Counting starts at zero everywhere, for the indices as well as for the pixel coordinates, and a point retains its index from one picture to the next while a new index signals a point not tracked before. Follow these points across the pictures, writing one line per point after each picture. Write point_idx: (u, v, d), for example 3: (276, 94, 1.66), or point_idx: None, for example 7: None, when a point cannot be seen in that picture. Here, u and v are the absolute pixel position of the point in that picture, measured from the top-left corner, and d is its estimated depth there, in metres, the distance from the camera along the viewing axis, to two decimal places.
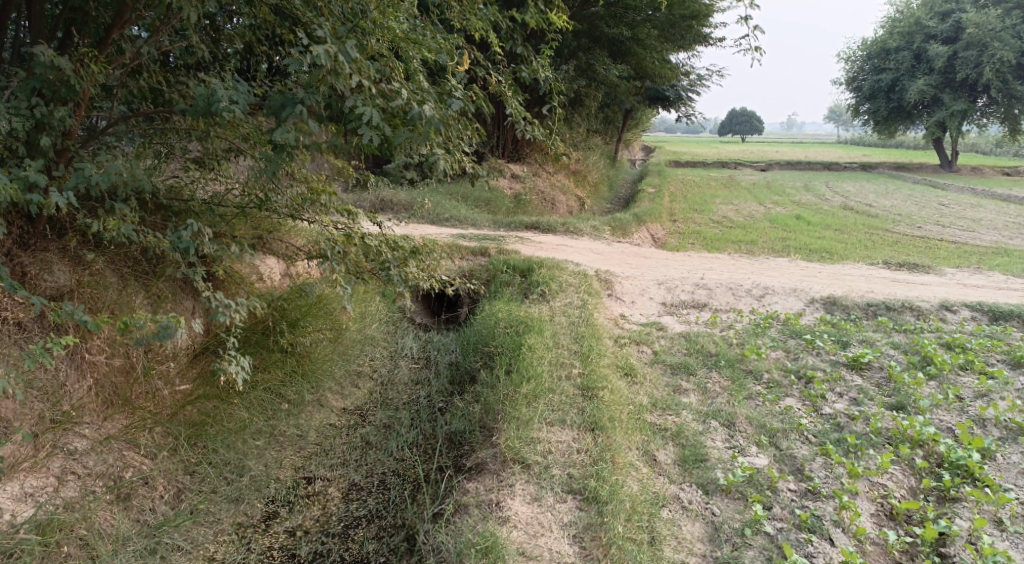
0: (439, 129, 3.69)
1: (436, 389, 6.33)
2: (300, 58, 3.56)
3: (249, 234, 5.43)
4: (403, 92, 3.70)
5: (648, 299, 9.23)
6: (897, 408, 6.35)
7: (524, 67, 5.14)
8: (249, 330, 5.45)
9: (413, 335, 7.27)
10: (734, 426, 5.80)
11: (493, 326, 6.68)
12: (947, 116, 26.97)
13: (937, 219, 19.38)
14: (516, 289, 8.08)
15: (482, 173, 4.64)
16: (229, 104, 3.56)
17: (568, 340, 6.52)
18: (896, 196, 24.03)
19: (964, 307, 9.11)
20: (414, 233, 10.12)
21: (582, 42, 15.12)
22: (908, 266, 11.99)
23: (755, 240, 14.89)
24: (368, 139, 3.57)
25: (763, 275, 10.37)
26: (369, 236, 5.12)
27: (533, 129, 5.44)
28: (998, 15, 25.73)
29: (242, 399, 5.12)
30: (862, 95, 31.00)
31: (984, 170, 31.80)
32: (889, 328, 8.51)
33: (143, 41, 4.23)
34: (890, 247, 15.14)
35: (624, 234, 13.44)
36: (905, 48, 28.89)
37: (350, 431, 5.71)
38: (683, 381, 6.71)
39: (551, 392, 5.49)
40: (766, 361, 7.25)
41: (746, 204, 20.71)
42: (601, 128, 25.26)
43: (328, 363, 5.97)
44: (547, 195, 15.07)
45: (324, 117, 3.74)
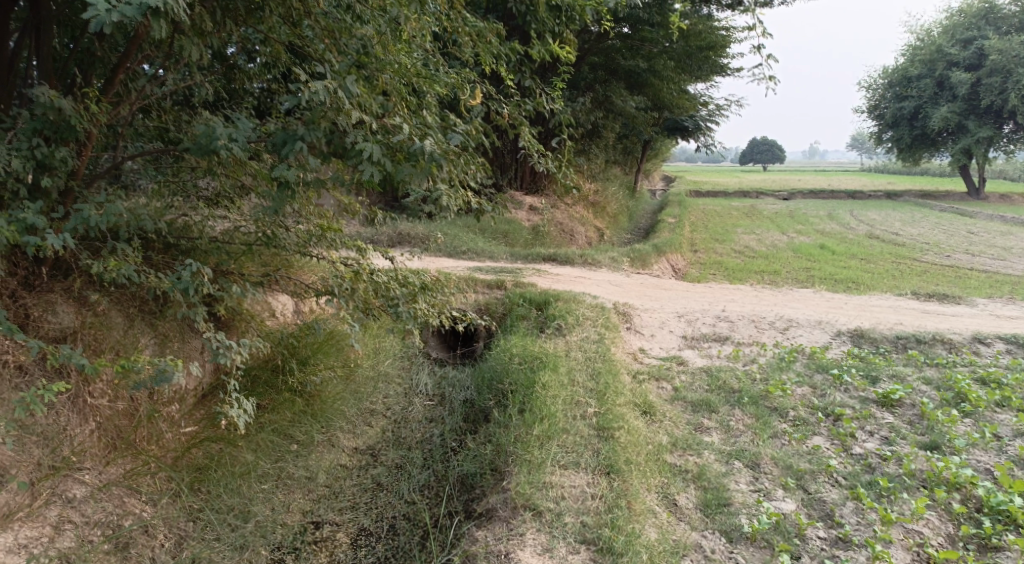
0: (443, 164, 3.60)
1: (450, 427, 6.15)
2: (299, 94, 3.52)
3: (258, 271, 5.41)
4: (405, 127, 3.63)
5: (668, 332, 9.02)
6: (931, 448, 6.06)
7: (533, 101, 5.07)
8: (258, 369, 5.47)
9: (428, 371, 7.11)
10: (758, 468, 5.56)
11: (507, 361, 6.53)
12: (972, 142, 26.60)
13: (966, 247, 18.96)
14: (532, 323, 7.92)
15: (490, 208, 4.55)
16: (228, 141, 3.51)
17: (584, 376, 6.33)
18: (923, 224, 23.59)
19: (997, 339, 8.78)
20: (429, 266, 10.04)
21: (599, 74, 15.16)
22: (938, 297, 11.65)
23: (778, 271, 14.61)
24: (370, 175, 3.49)
25: (787, 307, 10.11)
26: (378, 273, 5.03)
27: (545, 162, 5.34)
28: (1022, 41, 25.48)
29: (248, 441, 5.05)
30: (885, 123, 30.72)
31: (1013, 197, 31.20)
32: (920, 362, 8.20)
33: (149, 80, 4.23)
34: (918, 276, 14.78)
35: (643, 265, 13.27)
36: (927, 75, 28.65)
37: (361, 472, 5.56)
38: (705, 419, 6.47)
39: (565, 432, 5.31)
40: (792, 397, 6.99)
41: (769, 234, 20.44)
42: (620, 159, 25.22)
43: (339, 402, 5.87)
44: (565, 227, 14.97)
45: (326, 154, 3.65)
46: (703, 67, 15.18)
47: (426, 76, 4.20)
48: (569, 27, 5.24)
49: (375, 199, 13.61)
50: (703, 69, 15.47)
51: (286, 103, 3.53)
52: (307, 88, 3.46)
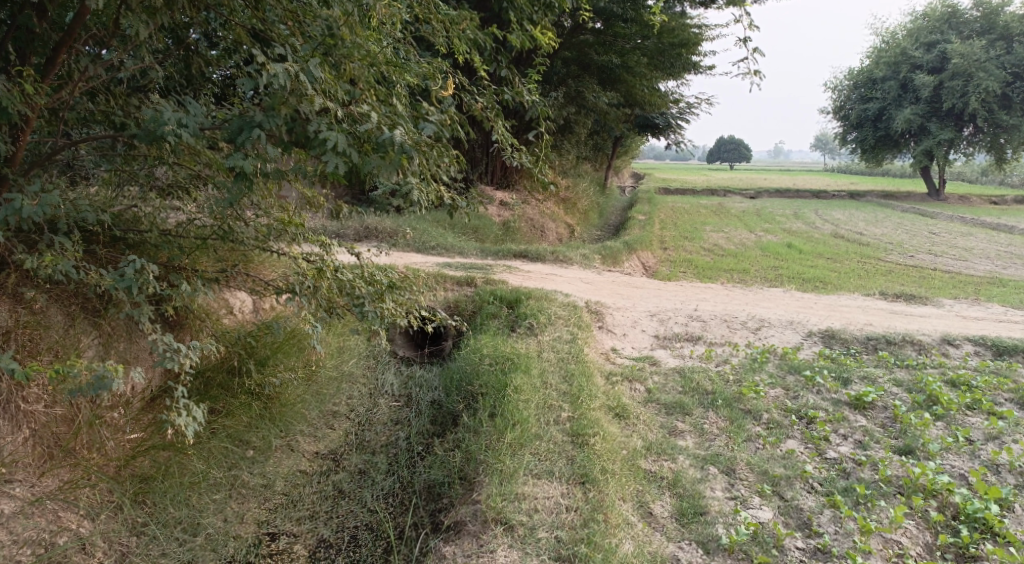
0: (413, 156, 3.36)
1: (417, 430, 5.94)
2: (256, 77, 3.22)
3: (214, 266, 5.09)
4: (372, 116, 3.37)
5: (640, 331, 8.88)
6: (905, 452, 5.99)
7: (509, 90, 4.83)
8: (212, 371, 5.15)
9: (394, 371, 6.87)
10: (734, 474, 5.43)
11: (477, 362, 6.30)
12: (934, 145, 27.05)
13: (928, 248, 19.23)
14: (502, 322, 7.70)
15: (463, 204, 4.31)
16: (177, 128, 3.21)
17: (557, 378, 6.13)
18: (886, 224, 23.95)
19: (966, 341, 8.80)
20: (397, 262, 9.77)
21: (571, 69, 14.98)
22: (906, 297, 11.71)
23: (747, 269, 14.61)
24: (334, 167, 3.24)
25: (759, 306, 10.04)
26: (342, 271, 4.78)
27: (518, 155, 5.11)
28: (982, 46, 25.92)
29: (200, 449, 4.77)
30: (849, 124, 31.12)
31: (972, 198, 31.86)
32: (890, 364, 8.17)
33: (94, 61, 3.89)
34: (884, 276, 14.91)
35: (615, 263, 13.14)
36: (891, 77, 29.06)
37: (322, 478, 5.33)
38: (679, 422, 6.34)
39: (538, 439, 5.11)
40: (765, 399, 6.88)
41: (736, 232, 20.53)
42: (590, 155, 25.16)
43: (299, 405, 5.62)
44: (536, 223, 14.78)
45: (286, 142, 3.36)
46: (674, 64, 15.10)
47: (396, 63, 3.94)
48: (545, 15, 5.02)
49: (342, 191, 13.26)
50: (675, 66, 15.38)
51: (242, 87, 3.24)
52: (266, 71, 3.17)
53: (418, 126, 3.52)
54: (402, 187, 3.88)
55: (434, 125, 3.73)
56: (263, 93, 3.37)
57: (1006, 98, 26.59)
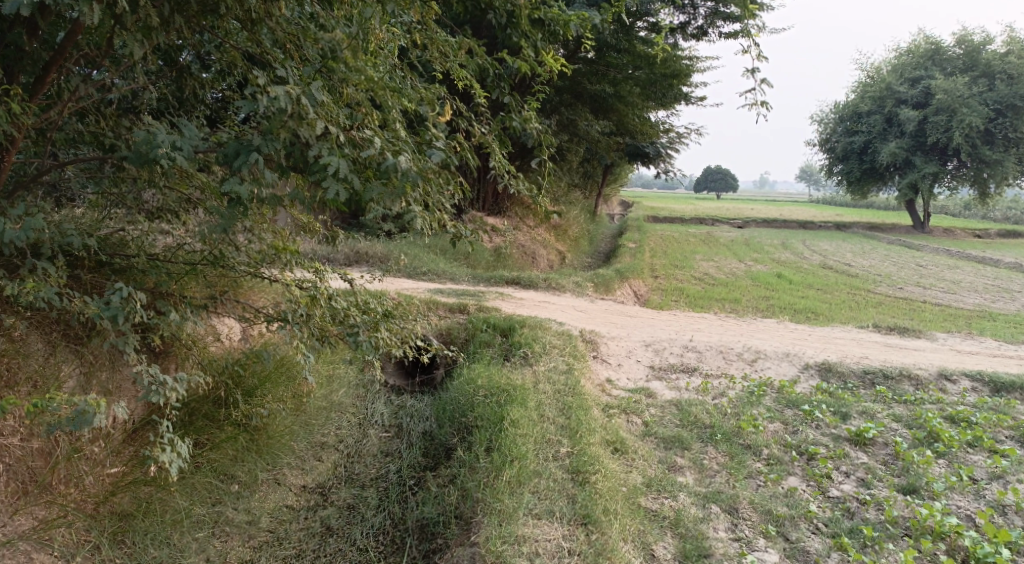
0: (418, 183, 3.23)
1: (408, 463, 5.77)
2: (254, 99, 3.08)
3: (202, 293, 4.92)
4: (375, 140, 3.24)
5: (635, 362, 8.74)
6: (909, 491, 5.87)
7: (512, 116, 4.73)
8: (199, 401, 4.92)
9: (384, 400, 6.68)
10: (737, 513, 5.27)
11: (472, 393, 6.13)
12: (919, 178, 27.35)
13: (916, 280, 19.30)
14: (496, 351, 7.54)
15: (466, 232, 4.18)
16: (170, 150, 3.06)
17: (554, 411, 5.97)
18: (874, 256, 24.09)
19: (963, 376, 8.73)
20: (388, 288, 9.62)
21: (564, 97, 15.01)
22: (899, 330, 11.67)
23: (738, 299, 14.56)
24: (334, 193, 3.09)
25: (753, 338, 9.94)
26: (336, 299, 4.63)
27: (518, 183, 5.00)
28: (966, 82, 26.34)
29: (182, 486, 4.57)
30: (836, 156, 31.45)
31: (956, 231, 32.19)
32: (888, 399, 8.07)
33: (84, 80, 3.75)
34: (874, 308, 14.90)
35: (607, 291, 13.04)
36: (876, 112, 29.45)
37: (309, 513, 5.17)
38: (677, 457, 6.18)
39: (537, 476, 4.94)
40: (764, 434, 6.73)
41: (726, 261, 20.55)
42: (580, 183, 25.21)
43: (287, 436, 5.45)
44: (527, 249, 14.68)
45: (284, 167, 3.21)
46: (666, 95, 15.16)
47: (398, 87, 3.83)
48: (548, 42, 4.95)
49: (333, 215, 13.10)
50: (666, 96, 15.44)
51: (240, 109, 3.10)
52: (266, 93, 3.03)
53: (423, 151, 3.39)
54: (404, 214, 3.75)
55: (439, 151, 3.60)
56: (261, 116, 3.23)
57: (990, 134, 26.97)
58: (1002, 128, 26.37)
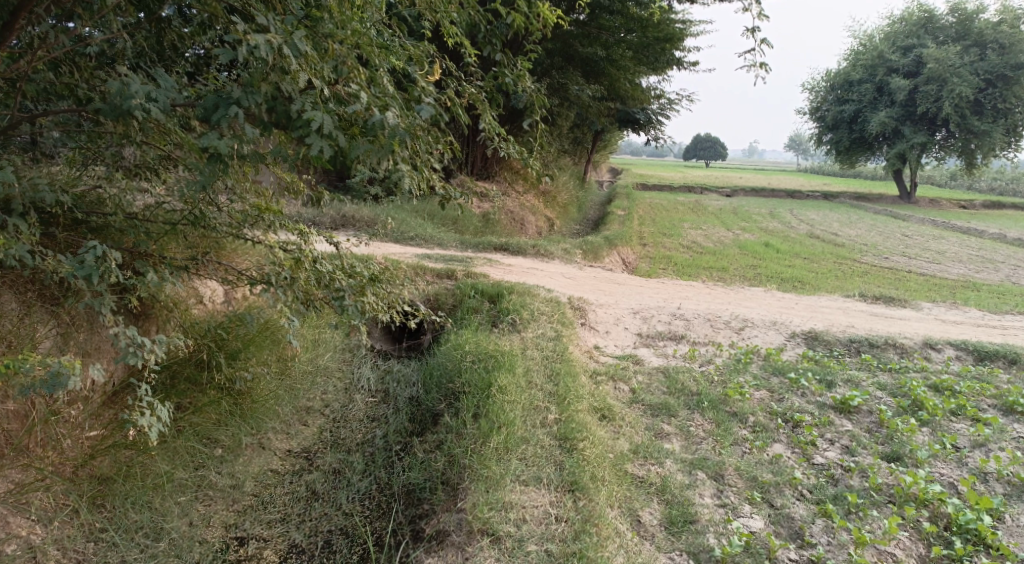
0: (405, 141, 3.12)
1: (395, 428, 5.74)
2: (234, 50, 2.94)
3: (184, 254, 4.82)
4: (361, 96, 3.12)
5: (622, 329, 8.73)
6: (893, 459, 5.92)
7: (502, 75, 4.59)
8: (180, 365, 4.88)
9: (371, 365, 6.61)
10: (722, 480, 5.29)
11: (459, 359, 6.09)
12: (907, 148, 27.33)
13: (902, 250, 19.37)
14: (484, 317, 7.48)
15: (455, 194, 4.07)
16: (145, 102, 2.93)
17: (541, 377, 5.94)
18: (861, 226, 24.15)
19: (948, 345, 8.78)
20: (374, 252, 9.51)
21: (555, 60, 14.76)
22: (884, 299, 11.72)
23: (726, 267, 14.55)
24: (318, 151, 2.98)
25: (741, 306, 9.94)
26: (321, 262, 4.54)
27: (509, 146, 4.89)
28: (958, 52, 26.17)
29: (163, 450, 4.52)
30: (825, 125, 31.32)
31: (942, 202, 32.31)
32: (873, 367, 8.11)
33: (56, 29, 3.58)
34: (860, 277, 14.96)
35: (595, 258, 12.98)
36: (867, 80, 29.26)
37: (294, 478, 5.12)
38: (664, 424, 6.18)
39: (524, 442, 4.91)
40: (751, 402, 6.75)
41: (714, 229, 20.52)
42: (569, 149, 25.00)
43: (271, 400, 5.39)
44: (516, 215, 14.56)
45: (266, 122, 3.09)
46: (658, 60, 14.93)
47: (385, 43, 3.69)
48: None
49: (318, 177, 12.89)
50: (658, 61, 15.21)
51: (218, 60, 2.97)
52: (246, 43, 2.89)
53: (410, 108, 3.28)
54: (391, 175, 3.64)
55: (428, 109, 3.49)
56: (241, 68, 3.09)
57: (979, 104, 26.91)
58: (991, 99, 26.28)
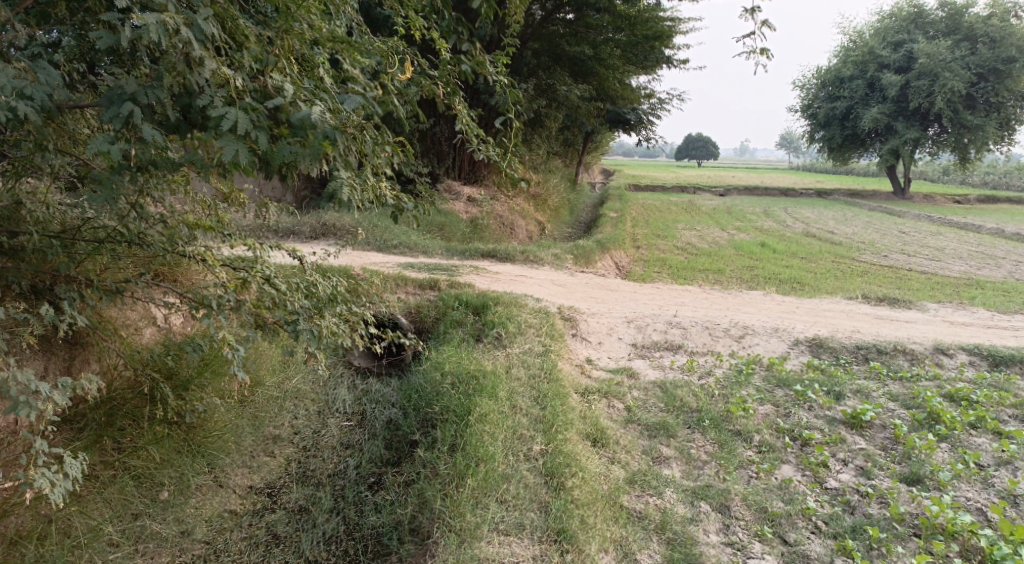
0: (340, 140, 2.66)
1: (368, 458, 5.24)
2: (121, 32, 2.52)
3: (130, 271, 4.40)
4: (287, 88, 2.67)
5: (617, 340, 8.22)
6: (913, 481, 5.42)
7: (473, 65, 4.07)
8: (119, 401, 4.50)
9: (347, 386, 6.08)
10: (728, 512, 4.83)
11: (438, 381, 5.57)
12: (900, 144, 26.95)
13: (900, 247, 18.92)
14: (467, 332, 6.95)
15: (410, 205, 3.60)
16: (16, 99, 2.56)
17: (528, 401, 5.43)
18: (856, 223, 23.73)
19: (960, 350, 8.29)
20: (354, 263, 9.00)
21: (542, 60, 14.25)
22: (889, 300, 11.22)
23: (722, 270, 14.05)
24: (232, 155, 2.55)
25: (741, 312, 9.44)
26: (272, 282, 4.07)
27: (484, 146, 4.37)
28: (949, 46, 25.73)
29: (86, 504, 4.17)
30: (818, 121, 30.90)
31: (936, 197, 31.94)
32: (883, 376, 7.62)
33: None
34: (861, 277, 14.48)
35: (587, 263, 12.47)
36: (858, 77, 28.96)
37: (254, 520, 4.73)
38: (663, 446, 5.68)
39: (506, 481, 4.42)
40: (755, 418, 6.24)
41: (708, 230, 20.04)
42: (560, 151, 24.51)
43: (226, 432, 4.99)
44: (505, 220, 14.02)
45: (172, 120, 2.65)
46: (648, 58, 14.44)
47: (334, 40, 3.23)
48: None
49: (286, 196, 12.20)
50: (647, 59, 14.75)
51: (103, 44, 2.55)
52: (133, 25, 2.47)
53: (344, 102, 2.81)
54: (331, 183, 3.19)
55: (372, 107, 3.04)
56: (138, 58, 2.67)
57: (972, 98, 26.53)
58: (983, 92, 25.93)
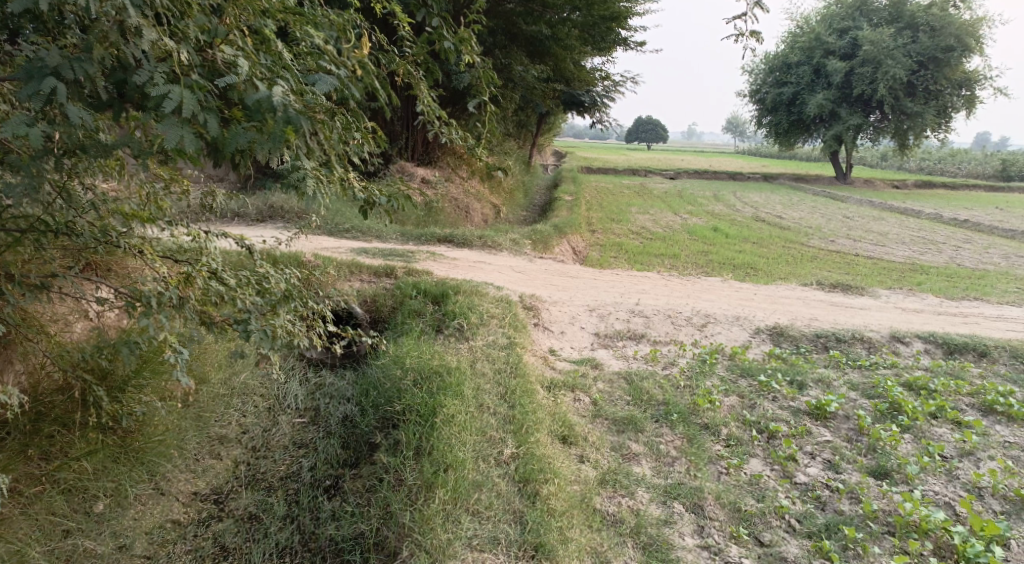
0: (305, 127, 2.33)
1: (324, 459, 4.93)
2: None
3: (62, 263, 4.02)
4: (240, 63, 2.34)
5: (579, 329, 8.02)
6: (879, 474, 5.41)
7: (441, 43, 3.74)
8: (45, 407, 4.16)
9: (299, 379, 5.72)
10: (701, 512, 4.73)
11: (399, 378, 5.28)
12: (844, 130, 27.48)
13: (846, 232, 19.26)
14: (427, 323, 6.65)
15: (381, 198, 3.29)
16: None
17: (493, 398, 5.19)
18: (803, 207, 24.13)
19: (915, 338, 8.39)
20: (304, 248, 8.57)
21: (498, 39, 13.85)
22: (842, 286, 11.33)
23: (677, 254, 14.02)
24: (177, 140, 2.20)
25: (701, 299, 9.36)
26: (219, 277, 3.72)
27: (451, 131, 4.05)
28: (892, 34, 26.26)
29: (10, 527, 3.80)
30: (765, 107, 31.27)
31: (877, 182, 32.79)
32: (843, 364, 7.62)
33: None
34: (811, 262, 14.67)
35: (545, 248, 12.24)
36: (805, 62, 29.31)
37: (199, 530, 4.40)
38: (632, 442, 5.52)
39: (477, 489, 4.28)
40: (721, 411, 6.12)
41: (661, 214, 20.04)
42: (513, 132, 24.17)
43: (168, 436, 4.66)
44: (460, 203, 13.66)
45: (105, 97, 2.29)
46: (605, 38, 14.21)
47: (292, 11, 2.88)
48: None
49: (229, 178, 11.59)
50: (603, 40, 14.51)
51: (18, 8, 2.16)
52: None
53: (313, 82, 2.51)
54: (294, 173, 2.86)
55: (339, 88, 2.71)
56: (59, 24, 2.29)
57: (913, 86, 27.20)
58: (923, 81, 26.60)
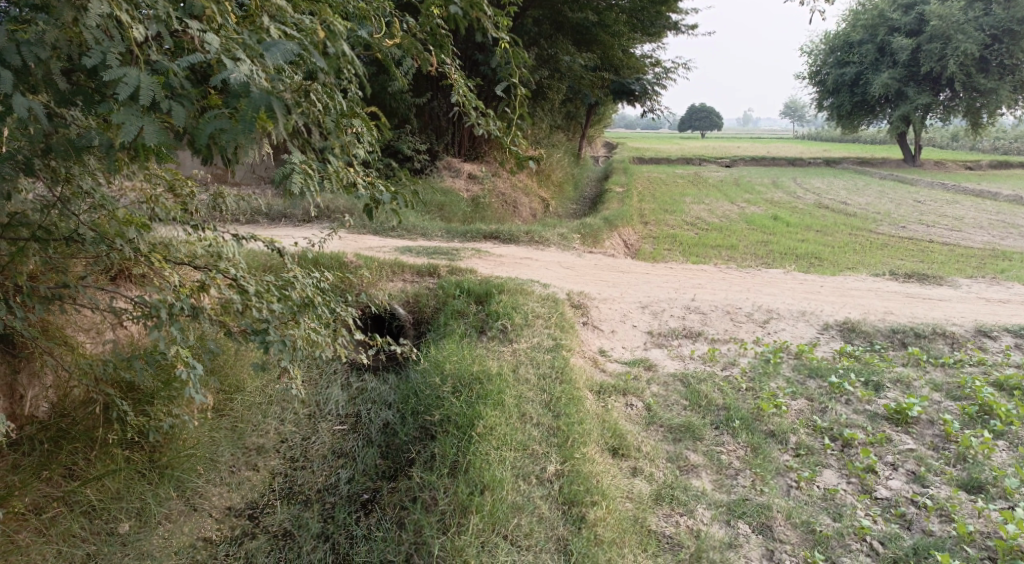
0: (279, 111, 2.09)
1: (361, 470, 4.65)
2: None
3: (88, 270, 3.95)
4: (209, 40, 2.14)
5: (631, 327, 7.57)
6: (972, 487, 4.85)
7: (467, 22, 3.38)
8: (66, 425, 4.04)
9: (340, 384, 5.48)
10: (770, 534, 4.33)
11: (438, 384, 4.98)
12: (911, 110, 26.03)
13: (917, 217, 18.13)
14: (469, 324, 6.32)
15: (385, 195, 2.95)
16: None
17: (538, 408, 4.83)
18: (870, 193, 22.92)
19: (1004, 332, 7.64)
20: (348, 248, 8.44)
21: (543, 28, 13.37)
22: (918, 276, 10.51)
23: (735, 245, 13.34)
24: (138, 132, 2.04)
25: (763, 293, 8.78)
26: (237, 283, 3.44)
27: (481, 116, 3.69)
28: (962, 7, 24.67)
29: (24, 552, 3.62)
30: (826, 89, 29.89)
31: (949, 163, 31.01)
32: (924, 362, 6.96)
33: None
34: (881, 250, 13.77)
35: (596, 242, 11.77)
36: (868, 41, 27.87)
37: (231, 549, 4.13)
38: (690, 452, 5.08)
39: (516, 512, 3.95)
40: (789, 416, 5.60)
41: (717, 203, 19.25)
42: (562, 124, 23.61)
43: (197, 450, 4.46)
44: (508, 197, 13.29)
45: (61, 84, 2.19)
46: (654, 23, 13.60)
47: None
48: None
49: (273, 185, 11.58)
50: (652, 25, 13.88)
51: None
52: None
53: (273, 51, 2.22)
54: (281, 170, 2.62)
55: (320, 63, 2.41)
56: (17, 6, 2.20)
57: (986, 61, 25.56)
58: (997, 55, 24.97)
